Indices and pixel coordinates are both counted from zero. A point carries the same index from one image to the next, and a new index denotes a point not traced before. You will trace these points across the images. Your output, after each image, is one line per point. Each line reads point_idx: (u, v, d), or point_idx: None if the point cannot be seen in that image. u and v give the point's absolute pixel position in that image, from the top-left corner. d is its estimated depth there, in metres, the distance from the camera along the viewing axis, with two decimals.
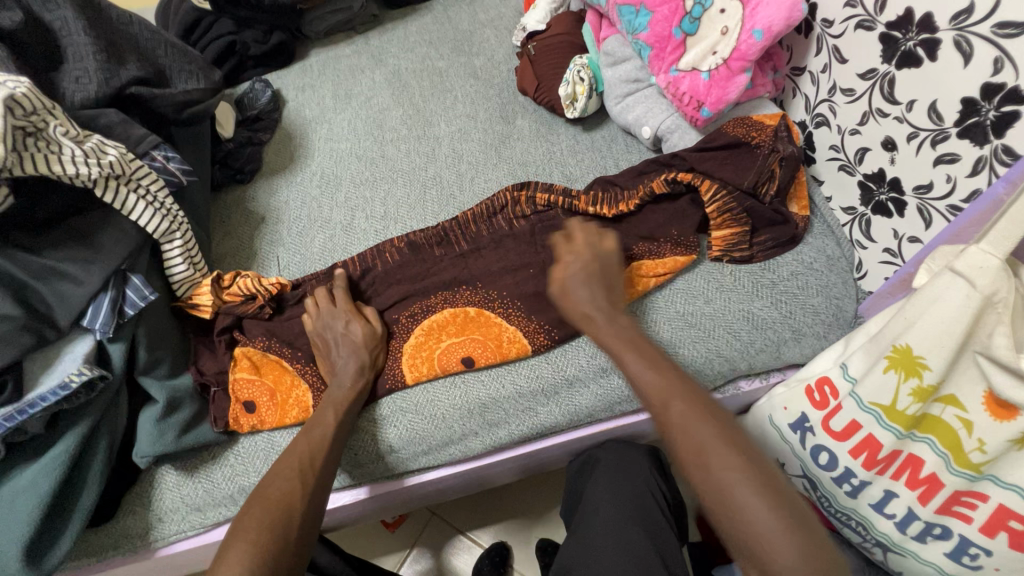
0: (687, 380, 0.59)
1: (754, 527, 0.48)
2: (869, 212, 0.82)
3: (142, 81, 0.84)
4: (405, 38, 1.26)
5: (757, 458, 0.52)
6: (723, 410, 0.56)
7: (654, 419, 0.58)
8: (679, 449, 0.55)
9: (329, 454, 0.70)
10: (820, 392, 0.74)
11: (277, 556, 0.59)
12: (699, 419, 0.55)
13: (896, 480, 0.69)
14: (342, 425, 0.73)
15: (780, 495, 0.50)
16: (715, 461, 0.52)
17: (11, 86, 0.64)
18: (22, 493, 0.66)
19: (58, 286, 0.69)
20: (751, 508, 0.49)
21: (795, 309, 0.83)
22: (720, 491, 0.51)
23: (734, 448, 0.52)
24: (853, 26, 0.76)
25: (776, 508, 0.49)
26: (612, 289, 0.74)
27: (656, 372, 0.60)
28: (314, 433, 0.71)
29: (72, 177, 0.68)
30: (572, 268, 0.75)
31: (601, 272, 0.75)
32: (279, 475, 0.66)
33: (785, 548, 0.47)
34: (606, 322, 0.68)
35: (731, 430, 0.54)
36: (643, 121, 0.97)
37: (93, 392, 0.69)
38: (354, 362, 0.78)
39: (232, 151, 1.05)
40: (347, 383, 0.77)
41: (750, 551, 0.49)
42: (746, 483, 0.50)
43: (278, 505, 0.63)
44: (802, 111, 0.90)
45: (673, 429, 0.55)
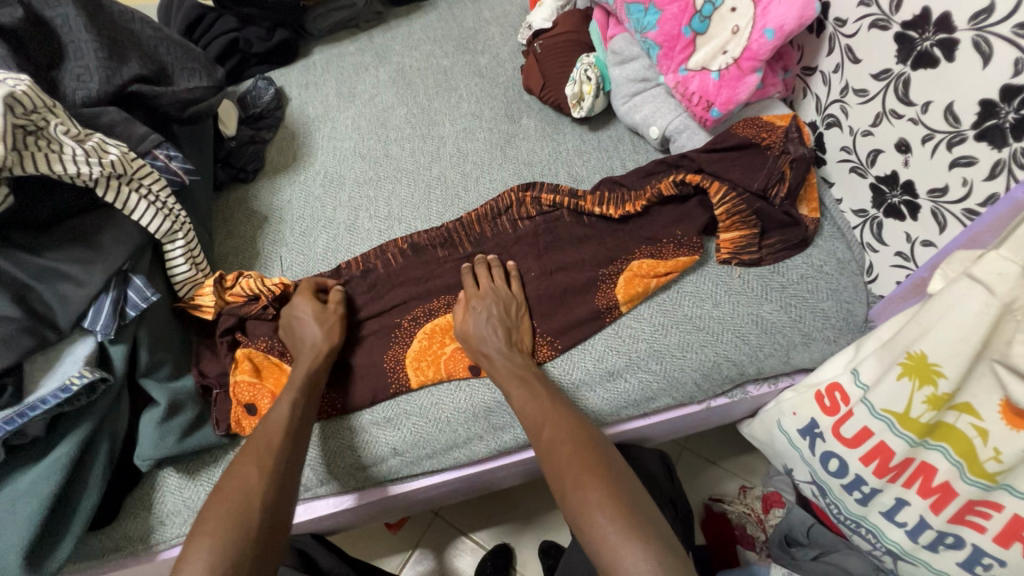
0: (567, 413, 0.72)
1: (603, 537, 0.59)
2: (881, 215, 0.80)
3: (144, 79, 0.83)
4: (409, 35, 1.24)
5: (607, 477, 0.64)
6: (593, 439, 0.69)
7: (541, 451, 0.70)
8: (553, 478, 0.67)
9: (291, 442, 0.68)
10: (831, 397, 0.74)
11: (241, 545, 0.57)
12: (567, 447, 0.68)
13: (908, 488, 0.68)
14: (299, 409, 0.71)
15: (623, 506, 0.61)
16: (574, 483, 0.64)
17: (12, 83, 0.62)
18: (22, 497, 0.65)
19: (59, 287, 0.68)
20: (600, 519, 0.60)
21: (805, 312, 0.82)
22: (580, 511, 0.62)
23: (585, 471, 0.64)
24: (867, 25, 0.74)
25: (617, 518, 0.60)
26: (515, 330, 0.80)
27: (539, 410, 0.72)
28: (271, 421, 0.69)
29: (73, 176, 0.67)
30: (479, 314, 0.80)
31: (509, 316, 0.81)
32: (238, 469, 0.64)
33: (631, 559, 0.56)
34: (499, 359, 0.77)
35: (588, 455, 0.66)
36: (651, 122, 0.96)
37: (94, 394, 0.68)
38: (311, 336, 0.79)
39: (235, 149, 1.04)
40: (306, 368, 0.76)
41: (602, 559, 0.58)
42: (597, 506, 0.61)
43: (239, 499, 0.60)
44: (813, 112, 0.89)
45: (551, 459, 0.68)
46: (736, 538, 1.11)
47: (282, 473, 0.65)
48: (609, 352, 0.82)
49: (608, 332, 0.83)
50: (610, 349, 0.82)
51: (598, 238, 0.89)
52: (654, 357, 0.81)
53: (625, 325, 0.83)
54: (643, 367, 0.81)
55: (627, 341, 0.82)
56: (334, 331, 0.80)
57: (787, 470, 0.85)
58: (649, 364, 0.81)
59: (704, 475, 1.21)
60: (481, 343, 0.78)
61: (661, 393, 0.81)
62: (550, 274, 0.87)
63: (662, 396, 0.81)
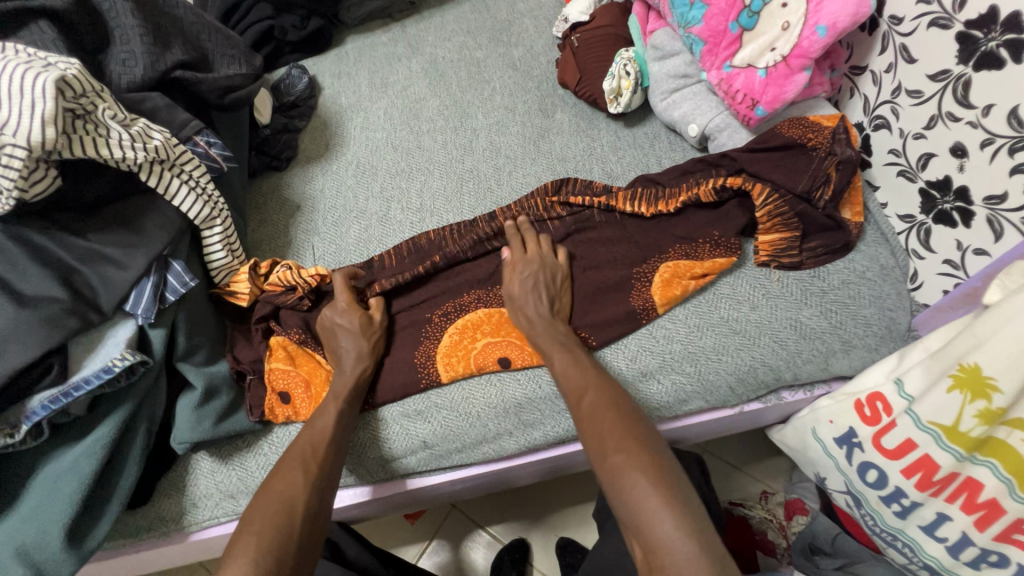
0: (611, 383, 0.71)
1: (640, 499, 0.58)
2: (929, 220, 0.78)
3: (186, 65, 0.83)
4: (442, 26, 1.23)
5: (648, 444, 0.63)
6: (634, 409, 0.68)
7: (580, 415, 0.69)
8: (591, 440, 0.66)
9: (334, 449, 0.71)
10: (872, 407, 0.72)
11: (282, 543, 0.60)
12: (608, 412, 0.67)
13: (952, 503, 0.66)
14: (343, 417, 0.74)
15: (662, 472, 0.60)
16: (614, 446, 0.63)
17: (62, 67, 0.63)
18: (64, 474, 0.66)
19: (103, 270, 0.69)
20: (639, 482, 0.59)
21: (847, 319, 0.80)
22: (618, 472, 0.61)
23: (626, 435, 0.64)
24: (926, 24, 0.72)
25: (657, 483, 0.58)
26: (557, 299, 0.81)
27: (581, 372, 0.72)
28: (317, 425, 0.72)
29: (118, 160, 0.68)
30: (525, 277, 0.81)
31: (555, 283, 0.82)
32: (282, 471, 0.67)
33: (664, 520, 0.55)
34: (543, 329, 0.78)
35: (629, 422, 0.65)
36: (691, 119, 0.94)
37: (134, 376, 0.69)
38: (351, 348, 0.79)
39: (269, 137, 1.04)
40: (352, 375, 0.77)
41: (636, 522, 0.57)
42: (633, 467, 0.60)
43: (282, 502, 0.63)
44: (860, 112, 0.86)
45: (590, 422, 0.67)
46: (756, 542, 1.09)
47: (325, 479, 0.68)
48: (642, 352, 0.81)
49: (642, 332, 0.82)
50: (643, 349, 0.81)
51: (630, 237, 0.88)
52: (689, 359, 0.80)
53: (660, 326, 0.82)
54: (676, 369, 0.80)
55: (661, 341, 0.81)
56: (373, 342, 0.80)
57: (819, 478, 0.84)
58: (683, 366, 0.79)
59: (726, 478, 1.20)
60: (524, 309, 0.80)
61: (694, 396, 0.79)
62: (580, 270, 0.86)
63: (695, 398, 0.79)
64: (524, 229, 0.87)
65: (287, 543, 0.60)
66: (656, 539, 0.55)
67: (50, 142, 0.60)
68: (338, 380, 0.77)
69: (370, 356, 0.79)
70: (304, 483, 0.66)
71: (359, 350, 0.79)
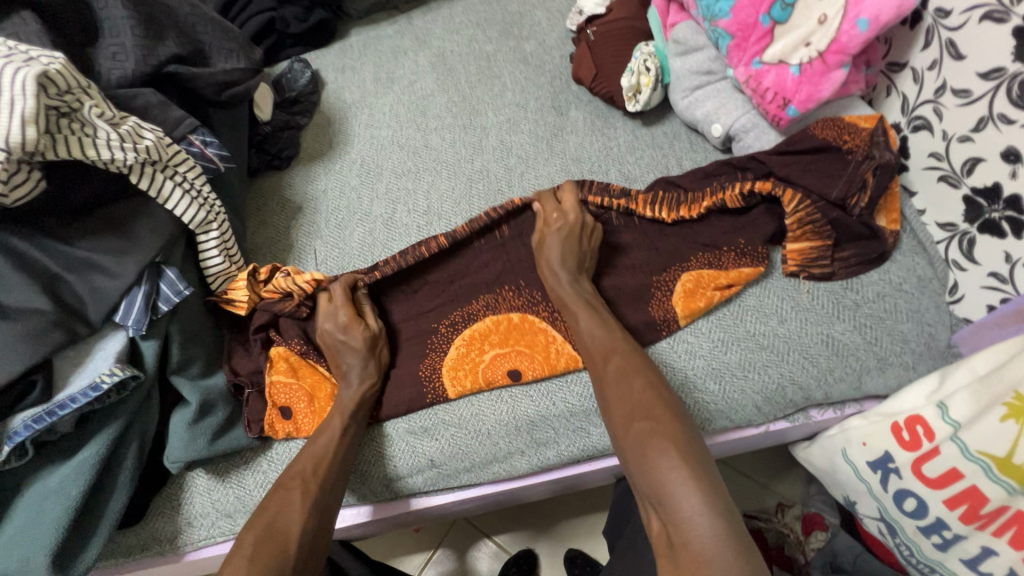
0: (640, 350, 0.68)
1: (665, 469, 0.54)
2: (974, 230, 0.72)
3: (181, 59, 0.79)
4: (451, 18, 1.18)
5: (677, 415, 0.59)
6: (664, 378, 0.65)
7: (605, 378, 0.66)
8: (616, 404, 0.62)
9: (337, 470, 0.67)
10: (910, 431, 0.67)
11: (273, 571, 0.56)
12: (637, 378, 0.63)
13: (998, 538, 0.61)
14: (349, 436, 0.69)
15: (689, 443, 0.56)
16: (641, 413, 0.60)
17: (45, 61, 0.58)
18: (50, 496, 0.63)
19: (91, 279, 0.65)
20: (666, 451, 0.55)
21: (882, 334, 0.75)
22: (643, 440, 0.57)
23: (653, 403, 0.60)
24: (978, 17, 0.66)
25: (685, 455, 0.55)
26: (585, 259, 0.77)
27: (609, 336, 0.69)
28: (320, 443, 0.68)
29: (107, 162, 0.64)
30: (552, 236, 0.77)
31: (583, 240, 0.78)
32: (281, 491, 0.63)
33: (685, 492, 0.52)
34: (569, 285, 0.74)
35: (659, 390, 0.62)
36: (715, 118, 0.89)
37: (124, 392, 0.65)
38: (355, 364, 0.74)
39: (270, 135, 1.00)
40: (357, 391, 0.73)
41: (658, 492, 0.54)
42: (657, 434, 0.57)
43: (278, 527, 0.59)
44: (898, 113, 0.81)
45: (616, 385, 0.64)
46: (772, 558, 1.05)
47: (326, 503, 0.63)
48: (664, 368, 0.76)
49: (662, 346, 0.77)
50: (664, 365, 0.76)
51: (648, 242, 0.83)
52: (713, 376, 0.75)
53: (680, 340, 0.77)
54: (699, 387, 0.75)
55: (682, 357, 0.76)
56: (376, 356, 0.76)
57: (848, 502, 0.79)
58: (707, 384, 0.75)
59: (742, 491, 1.15)
60: (552, 267, 0.75)
61: (720, 416, 0.74)
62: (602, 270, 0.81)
63: (721, 418, 0.74)
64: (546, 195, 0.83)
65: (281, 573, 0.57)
66: (678, 514, 0.51)
67: (31, 142, 0.55)
68: (342, 397, 0.73)
69: (376, 370, 0.75)
70: (302, 509, 0.61)
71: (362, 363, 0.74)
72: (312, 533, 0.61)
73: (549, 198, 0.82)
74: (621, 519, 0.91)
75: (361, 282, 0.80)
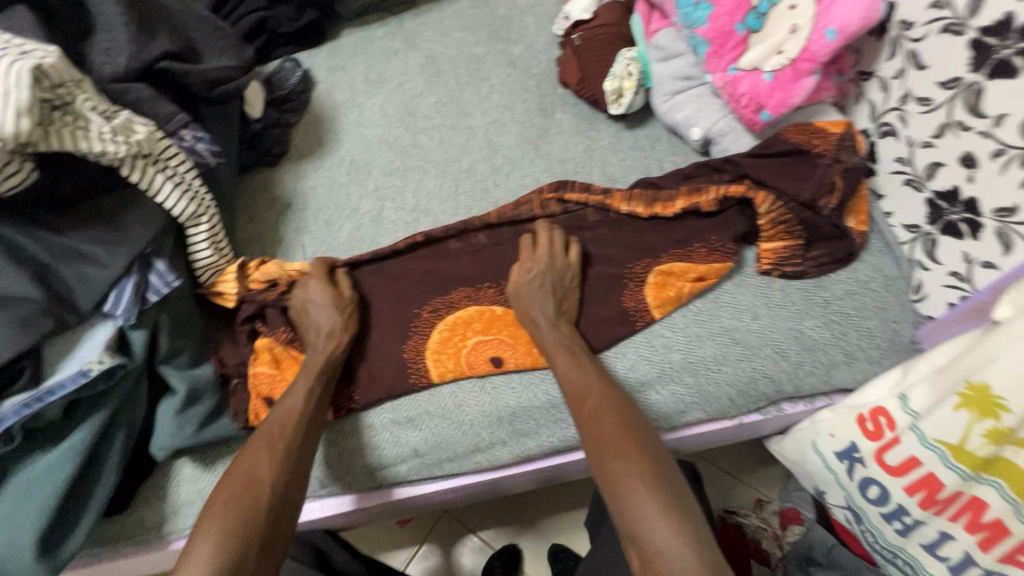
0: (612, 387, 0.71)
1: (642, 510, 0.58)
2: (936, 231, 0.76)
3: (173, 56, 0.80)
4: (440, 21, 1.20)
5: (649, 451, 0.63)
6: (634, 412, 0.68)
7: (579, 420, 0.69)
8: (593, 444, 0.65)
9: (305, 434, 0.68)
10: (875, 421, 0.70)
11: (246, 526, 0.59)
12: (611, 419, 0.66)
13: (954, 522, 0.64)
14: (314, 397, 0.71)
15: (664, 482, 0.60)
16: (616, 454, 0.63)
17: (38, 54, 0.60)
18: (37, 481, 0.64)
19: (81, 269, 0.66)
20: (640, 492, 0.59)
21: (849, 330, 0.78)
22: (619, 481, 0.61)
23: (627, 443, 0.63)
24: (938, 30, 0.70)
25: (658, 493, 0.59)
26: (564, 300, 0.79)
27: (583, 376, 0.71)
28: (287, 406, 0.69)
29: (99, 154, 0.65)
30: (534, 274, 0.79)
31: (563, 283, 0.80)
32: (249, 456, 0.64)
33: (664, 532, 0.56)
34: (546, 329, 0.76)
35: (629, 427, 0.65)
36: (694, 122, 0.92)
37: (112, 380, 0.67)
38: (325, 325, 0.77)
39: (260, 132, 1.01)
40: (322, 354, 0.74)
41: (637, 532, 0.57)
42: (635, 477, 0.60)
43: (247, 487, 0.61)
44: (866, 119, 0.85)
45: (590, 427, 0.67)
46: (749, 551, 1.08)
47: (295, 464, 0.65)
48: (641, 361, 0.79)
49: (639, 339, 0.80)
50: (642, 358, 0.79)
51: (625, 237, 0.85)
52: (687, 370, 0.78)
53: (657, 334, 0.80)
54: (675, 379, 0.78)
55: (659, 350, 0.79)
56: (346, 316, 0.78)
57: (817, 492, 0.82)
58: (681, 376, 0.78)
59: (721, 486, 1.18)
60: (531, 310, 0.77)
61: (692, 407, 0.78)
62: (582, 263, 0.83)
63: (694, 409, 0.78)
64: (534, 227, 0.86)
65: (252, 534, 0.59)
66: (656, 551, 0.56)
67: (25, 133, 0.56)
68: (310, 356, 0.75)
69: (343, 332, 0.77)
70: (271, 472, 0.63)
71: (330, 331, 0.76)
72: (283, 495, 0.63)
73: (527, 241, 0.84)
74: (600, 511, 0.93)
75: (339, 264, 0.84)
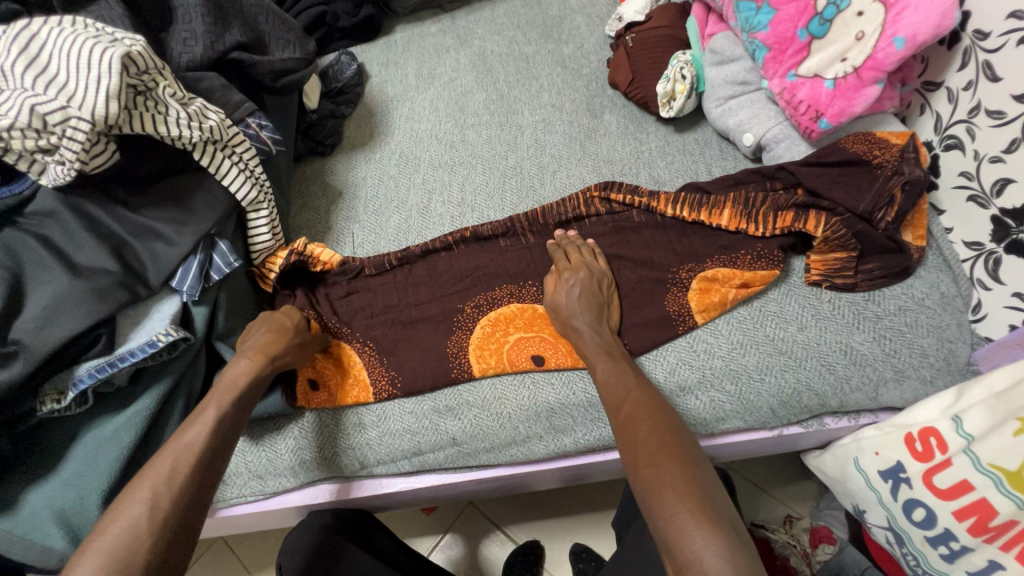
0: (651, 393, 0.70)
1: (671, 516, 0.56)
2: (1000, 250, 0.73)
3: (243, 47, 0.84)
4: (493, 19, 1.22)
5: (684, 459, 0.61)
6: (673, 421, 0.66)
7: (617, 425, 0.68)
8: (628, 451, 0.64)
9: (205, 479, 0.60)
10: (924, 442, 0.69)
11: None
12: (647, 425, 0.65)
13: (1006, 552, 0.62)
14: (223, 430, 0.63)
15: (697, 490, 0.58)
16: (647, 460, 0.61)
17: (128, 43, 0.63)
18: (105, 442, 0.68)
19: (153, 246, 0.70)
20: (671, 498, 0.57)
21: (901, 347, 0.76)
22: (651, 487, 0.59)
23: (661, 449, 0.62)
24: (1016, 40, 0.67)
25: (689, 500, 0.57)
26: (605, 307, 0.79)
27: (621, 381, 0.70)
28: (184, 439, 0.61)
29: (174, 138, 0.69)
30: (571, 285, 0.79)
31: (601, 290, 0.80)
32: (127, 502, 0.55)
33: (695, 539, 0.53)
34: (589, 334, 0.76)
35: (665, 435, 0.64)
36: (746, 127, 0.91)
37: (175, 352, 0.70)
38: (264, 338, 0.73)
39: (316, 123, 1.05)
40: (245, 371, 0.69)
41: (668, 539, 0.55)
42: (667, 482, 0.58)
43: (127, 536, 0.53)
44: (930, 131, 0.82)
45: (626, 433, 0.66)
46: (775, 566, 1.02)
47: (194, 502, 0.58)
48: (682, 365, 0.78)
49: (681, 344, 0.80)
50: (683, 363, 0.79)
51: (668, 241, 0.86)
52: (729, 376, 0.77)
53: (699, 339, 0.80)
54: (716, 385, 0.77)
55: (701, 356, 0.79)
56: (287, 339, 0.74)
57: (858, 510, 0.80)
58: (723, 383, 0.77)
59: (751, 498, 1.16)
60: (571, 316, 0.77)
61: (733, 415, 0.77)
62: (629, 266, 0.85)
63: (733, 417, 0.77)
64: (571, 240, 0.86)
65: None
66: (686, 557, 0.53)
67: (113, 116, 0.60)
68: (229, 376, 0.69)
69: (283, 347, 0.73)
70: (149, 521, 0.54)
71: (257, 353, 0.71)
72: (170, 543, 0.55)
73: (559, 253, 0.84)
74: (628, 514, 0.93)
75: (391, 260, 0.88)
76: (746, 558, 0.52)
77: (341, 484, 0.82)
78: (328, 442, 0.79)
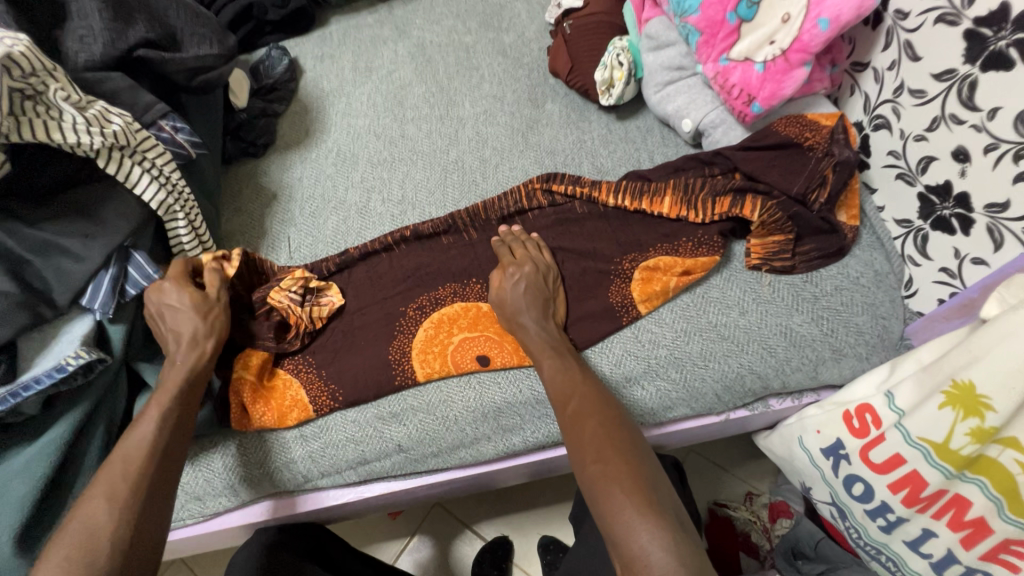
0: (599, 389, 0.69)
1: (618, 513, 0.55)
2: (927, 226, 0.75)
3: (151, 44, 0.79)
4: (431, 8, 1.18)
5: (630, 453, 0.61)
6: (620, 415, 0.66)
7: (563, 422, 0.66)
8: (574, 447, 0.63)
9: (153, 483, 0.58)
10: (861, 419, 0.70)
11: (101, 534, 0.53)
12: (594, 420, 0.64)
13: (938, 520, 0.64)
14: (168, 429, 0.62)
15: (641, 484, 0.57)
16: (594, 456, 0.61)
17: (9, 42, 0.58)
18: (14, 477, 0.63)
19: (56, 262, 0.65)
20: (617, 494, 0.56)
21: (838, 326, 0.78)
22: (597, 483, 0.58)
23: (607, 444, 0.61)
24: (933, 20, 0.68)
25: (635, 495, 0.56)
26: (551, 301, 0.78)
27: (568, 377, 0.69)
28: (132, 440, 0.60)
29: (74, 146, 0.63)
30: (517, 280, 0.77)
31: (546, 285, 0.79)
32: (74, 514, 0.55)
33: (641, 534, 0.53)
34: (534, 331, 0.74)
35: (611, 430, 0.63)
36: (685, 113, 0.91)
37: (91, 374, 0.66)
38: (187, 329, 0.68)
39: (244, 122, 0.99)
40: (180, 368, 0.67)
41: (615, 535, 0.55)
42: (613, 478, 0.58)
43: (81, 541, 0.52)
44: (860, 111, 0.83)
45: (573, 429, 0.65)
46: (738, 544, 1.08)
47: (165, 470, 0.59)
48: (627, 356, 0.78)
49: (626, 334, 0.79)
50: (628, 354, 0.78)
51: (610, 231, 0.85)
52: (674, 365, 0.77)
53: (644, 329, 0.80)
54: (661, 375, 0.77)
55: (646, 346, 0.78)
56: (211, 326, 0.70)
57: (804, 487, 0.82)
58: (668, 372, 0.77)
59: (711, 479, 1.18)
60: (516, 312, 0.76)
61: (679, 403, 0.77)
62: (573, 258, 0.83)
63: (680, 405, 0.77)
64: (516, 236, 0.84)
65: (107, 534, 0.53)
66: (633, 553, 0.52)
67: None
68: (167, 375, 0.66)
69: (208, 339, 0.69)
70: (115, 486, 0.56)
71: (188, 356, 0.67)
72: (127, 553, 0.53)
73: (504, 249, 0.81)
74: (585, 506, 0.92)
75: (330, 266, 0.85)
76: (692, 549, 0.52)
77: (286, 499, 0.79)
78: (268, 458, 0.76)
